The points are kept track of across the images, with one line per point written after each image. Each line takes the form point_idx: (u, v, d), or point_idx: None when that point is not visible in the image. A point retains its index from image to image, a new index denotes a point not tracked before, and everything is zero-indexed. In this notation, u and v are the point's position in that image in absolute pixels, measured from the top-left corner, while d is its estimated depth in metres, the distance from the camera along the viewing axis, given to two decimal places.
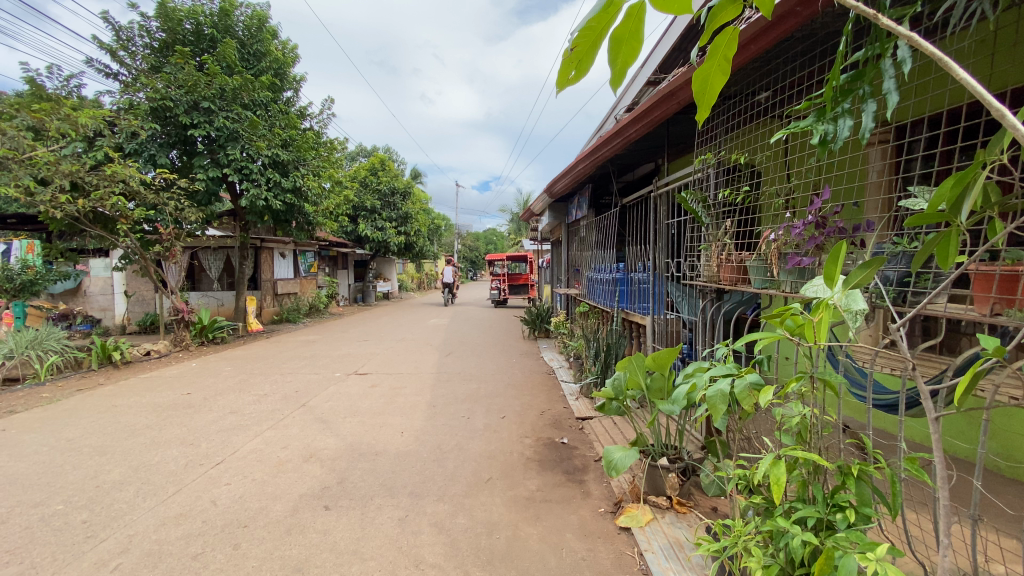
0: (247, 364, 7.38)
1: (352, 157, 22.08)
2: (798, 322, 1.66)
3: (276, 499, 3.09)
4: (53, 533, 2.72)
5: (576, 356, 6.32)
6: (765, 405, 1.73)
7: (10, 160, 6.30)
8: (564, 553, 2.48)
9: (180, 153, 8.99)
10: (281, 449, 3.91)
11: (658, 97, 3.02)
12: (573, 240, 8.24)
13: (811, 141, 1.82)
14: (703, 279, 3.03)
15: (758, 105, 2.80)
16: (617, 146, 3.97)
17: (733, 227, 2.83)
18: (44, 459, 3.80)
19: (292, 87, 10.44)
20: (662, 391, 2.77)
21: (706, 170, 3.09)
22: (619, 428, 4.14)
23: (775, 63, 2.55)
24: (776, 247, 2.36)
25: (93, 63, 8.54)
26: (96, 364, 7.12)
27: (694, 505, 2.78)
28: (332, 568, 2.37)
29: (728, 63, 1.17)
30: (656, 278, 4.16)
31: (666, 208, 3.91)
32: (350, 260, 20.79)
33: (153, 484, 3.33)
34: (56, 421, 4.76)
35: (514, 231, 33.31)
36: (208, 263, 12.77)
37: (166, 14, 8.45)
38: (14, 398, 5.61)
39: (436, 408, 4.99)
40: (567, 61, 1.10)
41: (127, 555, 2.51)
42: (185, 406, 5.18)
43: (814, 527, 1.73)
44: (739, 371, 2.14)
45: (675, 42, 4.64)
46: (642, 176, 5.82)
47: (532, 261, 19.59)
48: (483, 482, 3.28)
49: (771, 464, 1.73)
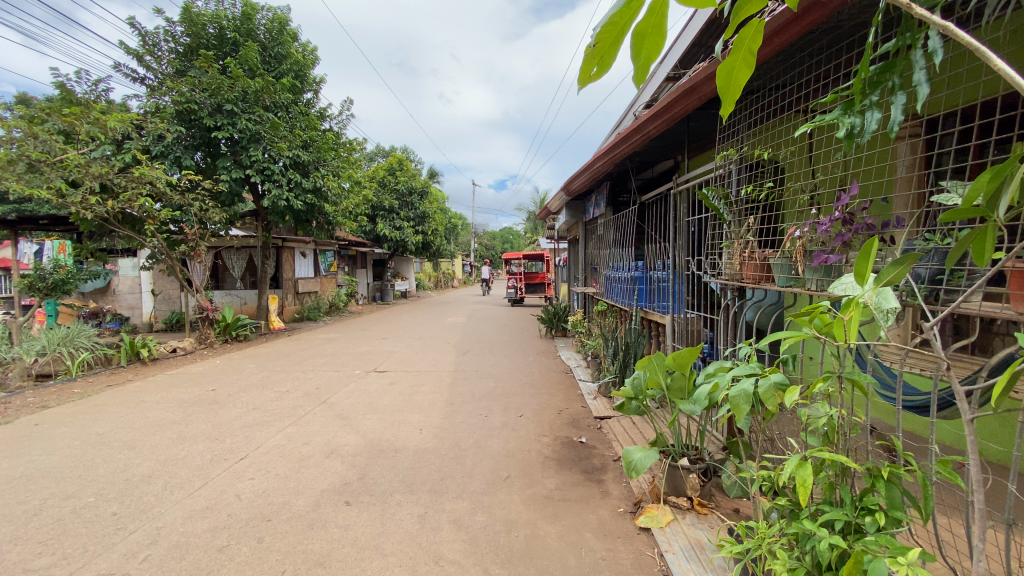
0: (269, 361, 7.53)
1: (371, 157, 22.32)
2: (826, 321, 1.62)
3: (299, 494, 3.14)
4: (85, 525, 2.82)
5: (595, 355, 6.28)
6: (791, 405, 1.69)
7: (43, 163, 6.46)
8: (583, 552, 2.46)
9: (204, 154, 9.19)
10: (303, 445, 3.98)
11: (678, 93, 2.98)
12: (591, 239, 8.19)
13: (838, 135, 1.76)
14: (724, 277, 2.98)
15: (781, 100, 2.75)
16: (636, 143, 3.93)
17: (756, 224, 2.78)
18: (76, 452, 3.94)
19: (313, 88, 10.57)
20: (682, 391, 2.74)
21: (728, 167, 3.04)
22: (638, 428, 4.10)
23: (800, 57, 2.50)
24: (801, 244, 2.32)
25: (121, 68, 8.76)
26: (125, 361, 7.36)
27: (716, 507, 2.74)
28: (353, 564, 2.40)
29: (752, 56, 1.16)
30: (676, 276, 4.10)
31: (687, 205, 3.85)
32: (369, 260, 21.03)
33: (180, 477, 3.43)
34: (88, 416, 4.92)
35: (530, 229, 33.43)
36: (232, 262, 13.05)
37: (190, 19, 8.67)
38: (47, 394, 5.82)
39: (454, 406, 5.01)
40: (589, 58, 1.09)
41: (156, 547, 2.58)
42: (209, 401, 5.32)
43: (842, 530, 1.69)
44: (762, 371, 2.10)
45: (697, 36, 4.60)
46: (661, 172, 5.76)
47: (548, 260, 19.54)
48: (501, 480, 3.29)
49: (797, 466, 1.70)
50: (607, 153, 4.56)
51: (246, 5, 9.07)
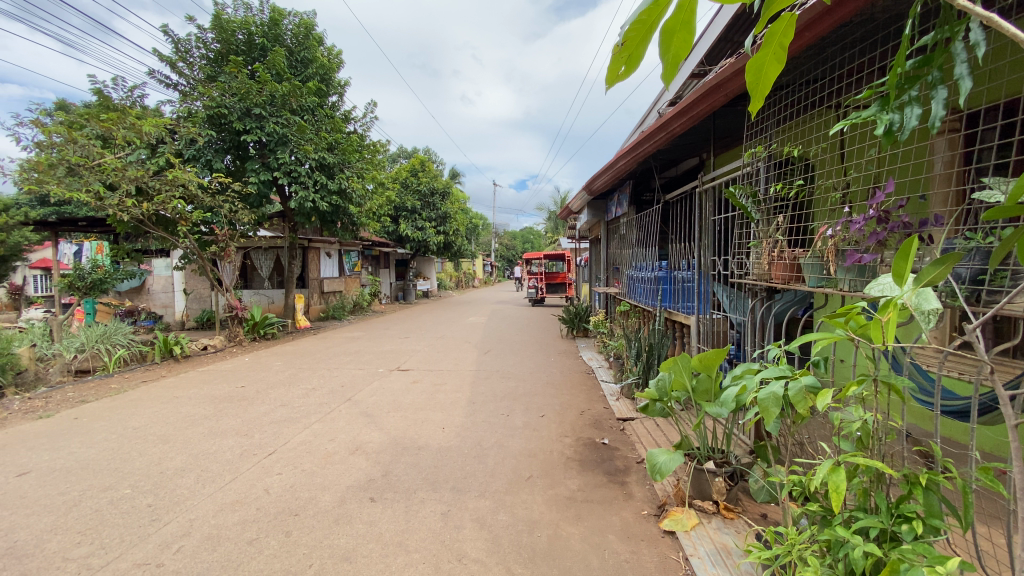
0: (296, 359, 7.70)
1: (394, 158, 22.61)
2: (863, 323, 1.57)
3: (325, 489, 3.21)
4: (122, 515, 2.93)
5: (617, 356, 6.24)
6: (823, 409, 1.65)
7: (82, 167, 6.72)
8: (606, 554, 2.45)
9: (233, 157, 9.43)
10: (328, 442, 4.05)
11: (705, 89, 2.93)
12: (613, 238, 8.15)
13: (876, 132, 1.69)
14: (752, 277, 2.91)
15: (811, 95, 2.68)
16: (660, 141, 3.87)
17: (786, 223, 2.71)
18: (113, 445, 4.10)
19: (338, 91, 10.75)
20: (708, 393, 2.69)
21: (756, 164, 2.98)
22: (662, 430, 4.07)
23: (831, 51, 2.44)
24: (834, 243, 2.26)
25: (155, 74, 9.07)
26: (159, 357, 7.62)
27: (743, 511, 2.69)
28: (378, 559, 2.44)
29: (783, 50, 1.12)
30: (702, 277, 4.04)
31: (713, 204, 3.78)
32: (391, 260, 21.31)
33: (212, 471, 3.53)
34: (124, 411, 5.11)
35: (552, 229, 33.47)
36: (260, 262, 13.39)
37: (221, 26, 8.94)
38: (86, 389, 6.07)
39: (475, 405, 5.04)
40: (617, 56, 1.09)
41: (189, 538, 2.67)
42: (239, 398, 5.47)
43: (876, 539, 1.64)
44: (792, 373, 2.05)
45: (722, 33, 4.55)
46: (686, 171, 5.68)
47: (569, 260, 19.47)
48: (523, 480, 3.29)
49: (829, 471, 1.65)
50: (630, 151, 4.51)
51: (274, 11, 9.31)
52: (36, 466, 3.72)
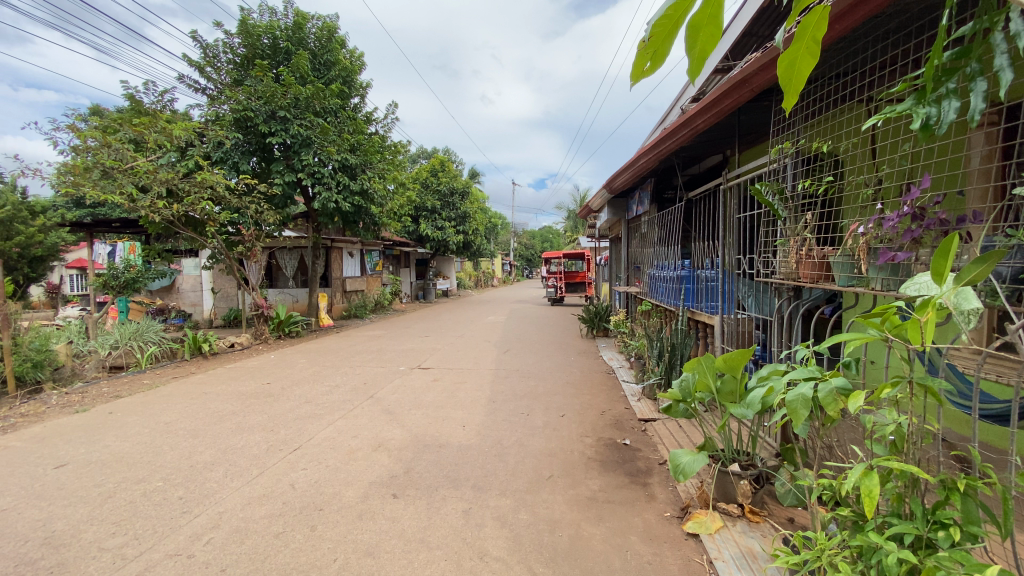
0: (320, 357, 7.84)
1: (414, 159, 22.83)
2: (899, 324, 1.52)
3: (348, 485, 3.26)
4: (154, 507, 3.02)
5: (638, 356, 6.18)
6: (855, 411, 1.61)
7: (116, 170, 6.96)
8: (629, 555, 2.43)
9: (259, 159, 9.64)
10: (352, 438, 4.12)
11: (730, 85, 2.89)
12: (634, 237, 8.07)
13: (911, 127, 1.63)
14: (779, 276, 2.86)
15: (842, 89, 2.61)
16: (683, 137, 3.82)
17: (814, 221, 2.65)
18: (145, 439, 4.24)
19: (359, 93, 10.89)
20: (733, 395, 2.63)
21: (783, 161, 2.93)
22: (685, 431, 4.01)
23: (862, 44, 2.37)
24: (865, 242, 2.19)
25: (185, 79, 9.33)
26: (189, 354, 7.84)
27: (769, 515, 2.62)
28: (400, 555, 2.46)
29: (816, 44, 1.10)
30: (726, 276, 3.97)
31: (739, 201, 3.70)
32: (412, 259, 21.51)
33: (239, 465, 3.62)
34: (156, 406, 5.28)
35: (572, 228, 33.43)
36: (285, 262, 13.68)
37: (247, 30, 9.15)
38: (120, 384, 6.29)
39: (495, 404, 5.05)
40: (642, 52, 1.08)
41: (218, 530, 2.74)
42: (265, 394, 5.60)
43: (911, 546, 1.59)
44: (821, 374, 1.99)
45: (747, 27, 4.46)
46: (709, 167, 5.58)
47: (589, 259, 19.35)
48: (544, 479, 3.29)
49: (861, 475, 1.61)
50: (651, 149, 4.45)
51: (298, 15, 9.50)
52: (73, 458, 3.87)
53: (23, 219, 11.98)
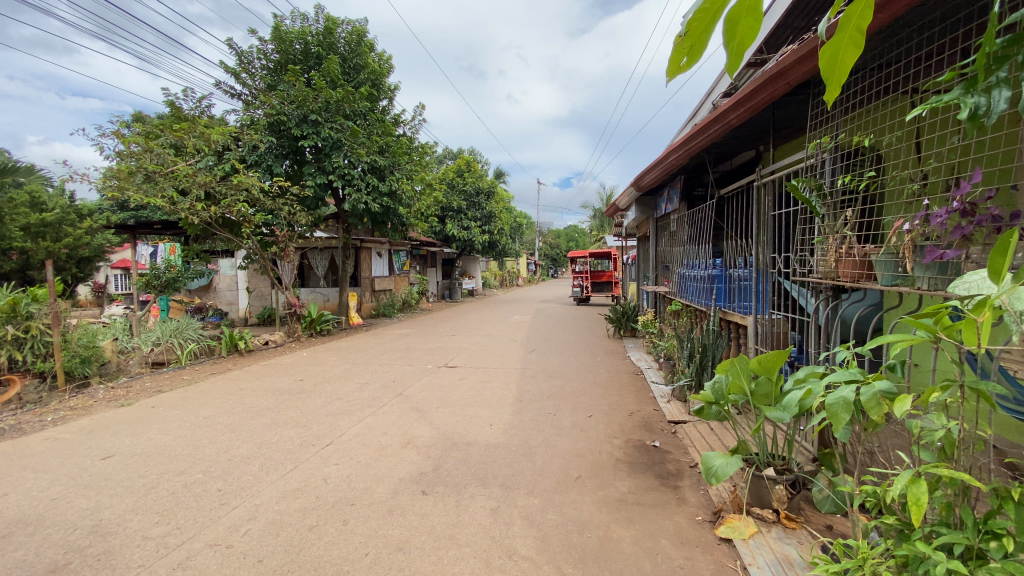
0: (350, 354, 7.99)
1: (440, 160, 23.07)
2: (950, 325, 1.46)
3: (379, 481, 3.31)
4: (195, 499, 3.14)
5: (668, 357, 6.08)
6: (902, 415, 1.54)
7: (158, 174, 7.29)
8: (660, 559, 2.40)
9: (291, 162, 9.90)
10: (381, 435, 4.19)
11: (765, 78, 2.80)
12: (663, 235, 7.95)
13: (958, 118, 1.55)
14: (817, 275, 2.77)
15: (885, 81, 2.50)
16: (714, 133, 3.73)
17: (855, 217, 2.56)
18: (186, 433, 4.40)
19: (388, 96, 11.05)
20: (768, 397, 2.56)
21: (821, 156, 2.83)
22: (717, 434, 3.93)
23: (907, 33, 2.27)
24: (911, 239, 2.10)
25: (221, 85, 9.67)
26: (226, 351, 8.12)
27: (806, 521, 2.55)
28: (430, 551, 2.49)
29: (860, 33, 1.05)
30: (760, 275, 3.85)
31: (773, 198, 3.60)
32: (438, 259, 21.73)
33: (274, 460, 3.73)
34: (195, 401, 5.49)
35: (599, 227, 33.19)
36: (316, 262, 14.01)
37: (280, 37, 9.43)
38: (162, 380, 6.56)
39: (522, 403, 5.05)
40: (679, 47, 1.06)
41: (255, 522, 2.82)
42: (297, 391, 5.75)
43: (961, 556, 1.52)
44: (864, 377, 1.91)
45: (782, 19, 4.33)
46: (742, 163, 5.43)
47: (616, 259, 19.12)
48: (572, 480, 3.27)
49: (908, 483, 1.54)
50: (681, 145, 4.37)
51: (328, 21, 9.72)
52: (119, 450, 4.05)
53: (71, 221, 12.62)
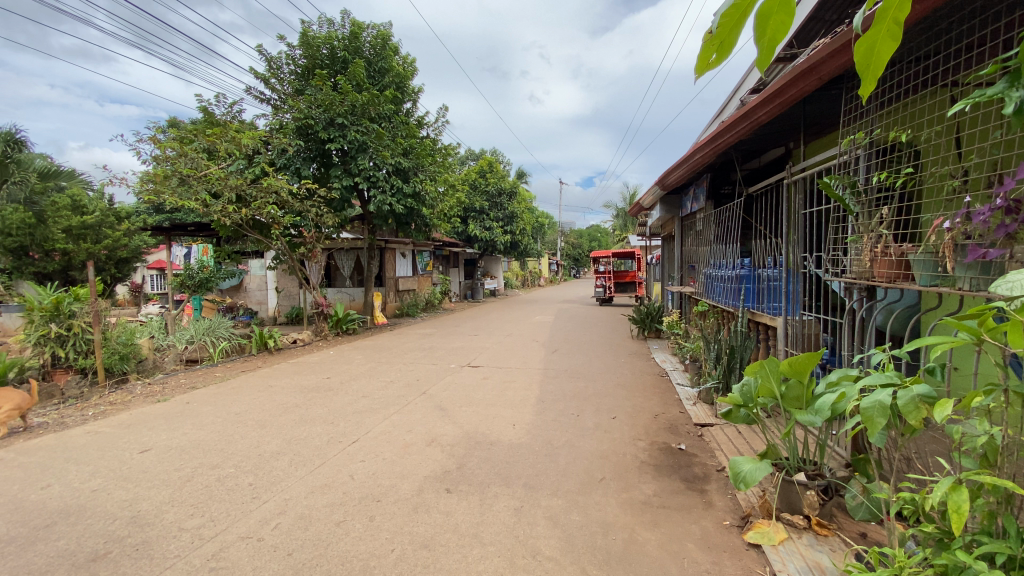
0: (375, 353, 8.12)
1: (463, 160, 23.23)
2: (995, 327, 1.41)
3: (404, 478, 3.36)
4: (227, 492, 3.25)
5: (694, 358, 5.98)
6: (942, 419, 1.49)
7: (191, 178, 7.55)
8: (686, 563, 2.37)
9: (319, 165, 10.11)
10: (406, 433, 4.25)
11: (795, 74, 2.74)
12: (689, 234, 7.83)
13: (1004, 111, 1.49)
14: (851, 275, 2.70)
15: (924, 73, 2.42)
16: (743, 131, 3.66)
17: (892, 215, 2.48)
18: (218, 428, 4.55)
19: (412, 98, 11.18)
20: (799, 400, 2.49)
21: (855, 152, 2.75)
22: (745, 438, 3.85)
23: (946, 23, 2.19)
24: (951, 238, 2.01)
25: (252, 91, 9.93)
26: (256, 350, 8.35)
27: (839, 529, 2.48)
28: (454, 549, 2.51)
29: (899, 25, 1.02)
30: (790, 274, 3.76)
31: (803, 196, 3.50)
32: (461, 259, 21.87)
33: (303, 455, 3.82)
34: (226, 397, 5.65)
35: (622, 227, 32.93)
36: (342, 262, 14.28)
37: (308, 42, 9.66)
38: (196, 377, 6.78)
39: (545, 404, 5.05)
40: (708, 44, 1.05)
41: (285, 516, 2.90)
42: (324, 388, 5.87)
43: (1004, 567, 1.47)
44: (901, 380, 1.85)
45: (812, 13, 4.23)
46: (770, 161, 5.30)
47: (640, 259, 18.89)
48: (596, 481, 3.25)
49: (948, 490, 1.49)
50: (707, 143, 4.30)
51: (354, 25, 9.89)
52: (156, 444, 4.22)
53: (111, 224, 13.16)
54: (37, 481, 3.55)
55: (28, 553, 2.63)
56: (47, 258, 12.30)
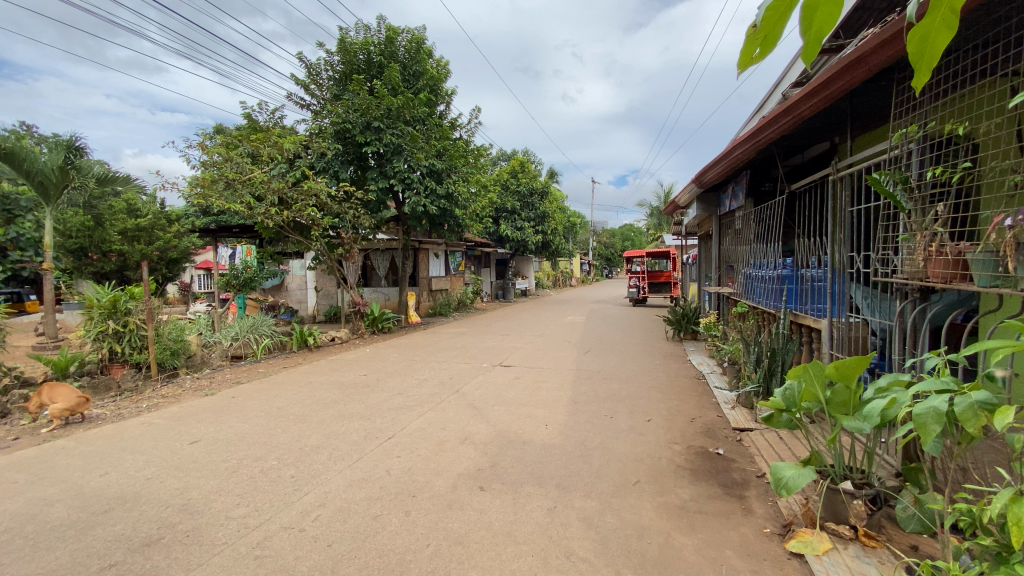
0: (410, 352, 8.26)
1: (495, 161, 23.34)
2: None
3: (438, 474, 3.42)
4: (270, 483, 3.38)
5: (732, 361, 5.81)
6: (1002, 428, 1.41)
7: (236, 182, 7.89)
8: (723, 569, 2.32)
9: (356, 168, 10.36)
10: (440, 430, 4.31)
11: (842, 66, 2.64)
12: (727, 233, 7.64)
13: None
14: (902, 276, 2.57)
15: (981, 63, 2.29)
16: (785, 125, 3.53)
17: (947, 212, 2.35)
18: (261, 422, 4.74)
19: (446, 101, 11.30)
20: (846, 406, 2.40)
21: (906, 147, 2.61)
22: (787, 444, 3.73)
23: (1006, 9, 2.08)
24: (1013, 236, 1.89)
25: (293, 97, 10.29)
26: (297, 346, 8.64)
27: (888, 540, 2.37)
28: (488, 547, 2.54)
29: (954, 15, 0.97)
30: (836, 274, 3.62)
31: (849, 193, 3.36)
32: (493, 259, 21.97)
33: (341, 450, 3.93)
34: (268, 393, 5.87)
35: (656, 225, 32.38)
36: (378, 263, 14.61)
37: (345, 48, 9.93)
38: (240, 372, 7.07)
39: (578, 405, 5.01)
40: (751, 39, 1.03)
41: (325, 508, 3.00)
42: (361, 385, 6.01)
43: None
44: (958, 387, 1.76)
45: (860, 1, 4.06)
46: (815, 156, 5.10)
47: (675, 259, 18.48)
48: (630, 484, 3.22)
49: (1008, 502, 1.40)
50: (747, 139, 4.18)
51: (389, 30, 10.09)
52: (204, 435, 4.44)
53: (162, 226, 13.88)
54: (96, 468, 3.80)
55: (87, 537, 2.81)
56: (104, 258, 13.08)
